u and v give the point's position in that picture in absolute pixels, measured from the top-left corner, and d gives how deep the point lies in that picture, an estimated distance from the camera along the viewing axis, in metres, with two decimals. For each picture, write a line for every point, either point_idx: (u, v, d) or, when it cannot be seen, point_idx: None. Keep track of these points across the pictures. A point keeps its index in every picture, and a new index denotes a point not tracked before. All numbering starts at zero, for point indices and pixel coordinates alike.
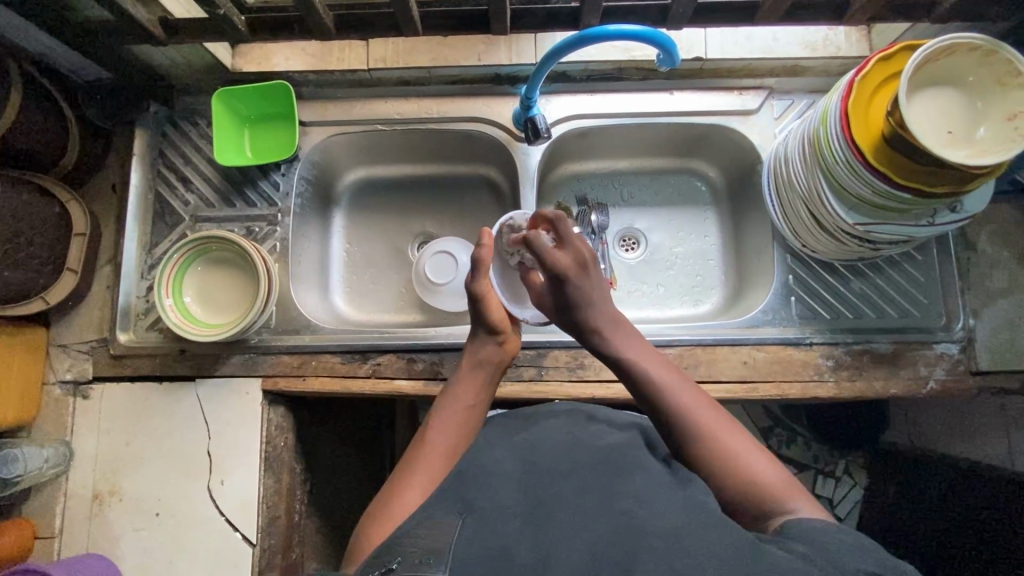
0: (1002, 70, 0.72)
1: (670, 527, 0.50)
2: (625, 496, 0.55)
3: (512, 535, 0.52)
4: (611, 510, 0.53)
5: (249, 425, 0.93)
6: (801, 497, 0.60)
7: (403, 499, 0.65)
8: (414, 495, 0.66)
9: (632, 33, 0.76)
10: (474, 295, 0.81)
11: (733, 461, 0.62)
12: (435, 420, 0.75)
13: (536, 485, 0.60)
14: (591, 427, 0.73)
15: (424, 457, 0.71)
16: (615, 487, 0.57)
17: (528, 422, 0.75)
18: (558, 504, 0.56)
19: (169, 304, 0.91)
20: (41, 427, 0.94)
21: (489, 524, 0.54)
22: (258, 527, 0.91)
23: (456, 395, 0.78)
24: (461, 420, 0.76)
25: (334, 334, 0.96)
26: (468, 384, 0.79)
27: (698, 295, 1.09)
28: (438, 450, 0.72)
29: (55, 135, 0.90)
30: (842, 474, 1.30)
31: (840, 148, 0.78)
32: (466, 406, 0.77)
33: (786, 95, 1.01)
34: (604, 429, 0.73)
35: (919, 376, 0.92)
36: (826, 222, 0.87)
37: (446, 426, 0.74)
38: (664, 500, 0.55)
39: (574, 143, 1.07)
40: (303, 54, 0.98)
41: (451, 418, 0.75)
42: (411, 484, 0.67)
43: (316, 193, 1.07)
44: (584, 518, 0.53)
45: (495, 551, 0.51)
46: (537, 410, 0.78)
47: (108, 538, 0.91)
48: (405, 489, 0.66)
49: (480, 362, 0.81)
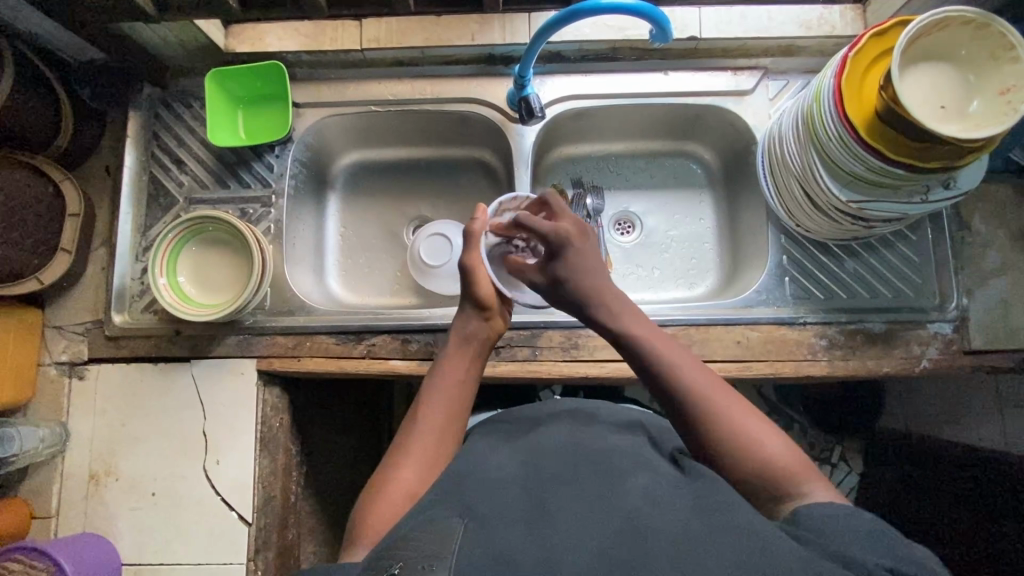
0: (995, 44, 0.72)
1: (679, 529, 0.50)
2: (630, 497, 0.55)
3: (518, 535, 0.51)
4: (615, 510, 0.53)
5: (245, 405, 0.93)
6: (815, 486, 0.60)
7: (399, 485, 0.63)
8: (410, 478, 0.64)
9: (626, 6, 0.76)
10: (465, 268, 0.79)
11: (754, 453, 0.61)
12: (428, 397, 0.72)
13: (539, 483, 0.59)
14: (594, 428, 0.71)
15: (416, 437, 0.68)
16: (619, 486, 0.57)
17: (531, 427, 0.73)
18: (562, 503, 0.55)
19: (163, 283, 0.91)
20: (38, 408, 0.94)
21: (496, 516, 0.54)
22: (254, 506, 0.91)
23: (449, 370, 0.75)
24: (453, 397, 0.72)
25: (329, 315, 0.97)
26: (458, 359, 0.76)
27: (693, 277, 1.09)
28: (432, 431, 0.69)
29: (47, 114, 0.90)
30: (838, 460, 1.30)
31: (833, 125, 0.78)
32: (459, 382, 0.74)
33: (781, 75, 1.01)
34: (610, 430, 0.71)
35: (912, 355, 0.92)
36: (819, 201, 0.87)
37: (440, 404, 0.71)
38: (672, 501, 0.54)
39: (570, 124, 1.06)
40: (296, 34, 0.98)
41: (445, 395, 0.72)
42: (405, 467, 0.65)
43: (311, 176, 1.07)
44: (587, 519, 0.52)
45: (501, 552, 0.49)
46: (537, 418, 0.75)
47: (105, 518, 0.92)
48: (400, 472, 0.64)
49: (469, 337, 0.78)
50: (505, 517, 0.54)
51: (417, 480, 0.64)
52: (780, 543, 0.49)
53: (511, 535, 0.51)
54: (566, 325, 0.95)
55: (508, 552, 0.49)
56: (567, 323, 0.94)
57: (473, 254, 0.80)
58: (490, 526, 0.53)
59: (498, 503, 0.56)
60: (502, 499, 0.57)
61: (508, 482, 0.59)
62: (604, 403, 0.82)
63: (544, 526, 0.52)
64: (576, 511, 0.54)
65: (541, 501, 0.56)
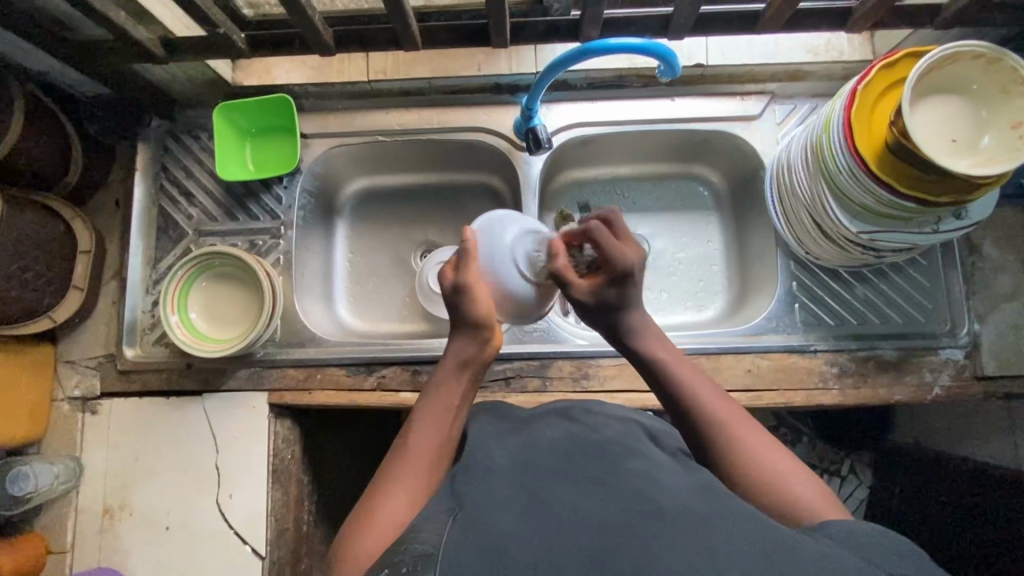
0: (1006, 78, 0.71)
1: (683, 510, 0.48)
2: (630, 482, 0.53)
3: (508, 525, 0.49)
4: (618, 496, 0.51)
5: (258, 439, 0.94)
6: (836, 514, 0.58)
7: (385, 516, 0.59)
8: (397, 507, 0.60)
9: (632, 46, 0.75)
10: (462, 287, 0.73)
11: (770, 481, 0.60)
12: (413, 428, 0.68)
13: (529, 472, 0.57)
14: (588, 425, 0.68)
15: (398, 469, 0.64)
16: (618, 478, 0.54)
17: (521, 426, 0.70)
18: (557, 486, 0.54)
19: (175, 321, 0.91)
20: (51, 443, 0.95)
21: (490, 507, 0.52)
22: (268, 540, 0.91)
23: (434, 402, 0.70)
24: (441, 422, 0.68)
25: (339, 347, 0.97)
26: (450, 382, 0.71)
27: (702, 300, 1.09)
28: (422, 458, 0.65)
29: (59, 152, 0.91)
30: (847, 473, 1.30)
31: (842, 157, 0.78)
32: (449, 409, 0.69)
33: (788, 100, 1.00)
34: (607, 426, 0.69)
35: (924, 382, 0.92)
36: (829, 231, 0.86)
37: (426, 433, 0.67)
38: (675, 488, 0.52)
39: (576, 150, 1.06)
40: (303, 66, 0.99)
41: (432, 422, 0.68)
42: (390, 498, 0.61)
43: (319, 204, 1.07)
44: (584, 508, 0.50)
45: (490, 544, 0.47)
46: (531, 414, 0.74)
47: (120, 552, 0.92)
48: (384, 502, 0.60)
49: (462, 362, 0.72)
50: (495, 509, 0.51)
51: (407, 510, 0.60)
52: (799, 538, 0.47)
53: (500, 524, 0.49)
54: (577, 355, 0.95)
55: (499, 542, 0.47)
56: (577, 352, 0.94)
57: (472, 267, 0.75)
58: (483, 515, 0.50)
59: (495, 491, 0.54)
60: (494, 490, 0.55)
61: (500, 474, 0.57)
62: (601, 402, 0.79)
63: (537, 514, 0.50)
64: (572, 496, 0.51)
65: (533, 490, 0.53)
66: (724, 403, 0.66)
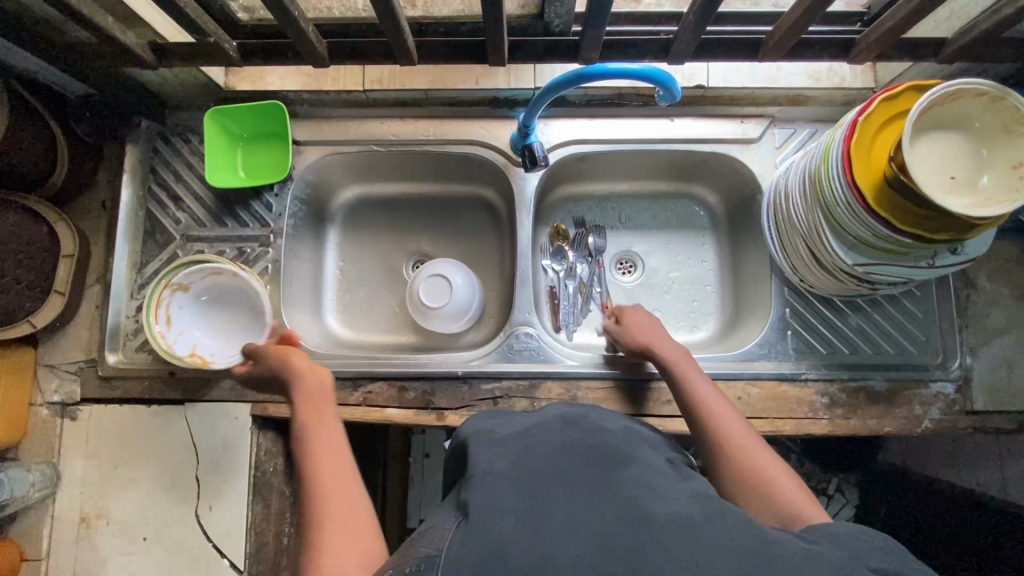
0: (1009, 117, 0.71)
1: (678, 515, 0.47)
2: (625, 484, 0.52)
3: (508, 527, 0.47)
4: (613, 497, 0.50)
5: (239, 451, 0.92)
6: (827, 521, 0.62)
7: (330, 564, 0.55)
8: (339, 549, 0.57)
9: (632, 72, 0.73)
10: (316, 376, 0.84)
11: (767, 483, 0.66)
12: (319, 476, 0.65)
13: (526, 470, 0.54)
14: (583, 423, 0.65)
15: (320, 515, 0.61)
16: (615, 477, 0.53)
17: (515, 425, 0.68)
18: (551, 483, 0.52)
19: (161, 331, 0.90)
20: (29, 449, 0.93)
21: (488, 511, 0.49)
22: (247, 554, 0.90)
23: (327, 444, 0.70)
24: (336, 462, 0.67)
25: (326, 360, 0.95)
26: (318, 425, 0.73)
27: (694, 321, 1.07)
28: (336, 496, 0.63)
29: (43, 152, 0.89)
30: (834, 492, 1.27)
31: (840, 188, 0.77)
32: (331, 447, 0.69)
33: (789, 123, 1.00)
34: (602, 426, 0.65)
35: (914, 415, 0.91)
36: (825, 261, 0.85)
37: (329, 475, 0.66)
38: (672, 493, 0.51)
39: (572, 166, 1.05)
40: (297, 73, 0.97)
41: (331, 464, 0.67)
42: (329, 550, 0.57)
43: (311, 211, 1.05)
44: (578, 511, 0.48)
45: (490, 548, 0.45)
46: (528, 418, 0.70)
47: (95, 561, 0.90)
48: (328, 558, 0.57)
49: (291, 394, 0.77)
50: (492, 511, 0.49)
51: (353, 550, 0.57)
52: (786, 541, 0.47)
53: (498, 524, 0.47)
54: (567, 376, 0.94)
55: (499, 547, 0.45)
56: (567, 374, 0.93)
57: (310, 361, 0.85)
58: (478, 521, 0.48)
59: (490, 490, 0.51)
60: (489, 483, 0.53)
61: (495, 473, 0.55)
62: (598, 407, 0.74)
63: (534, 518, 0.48)
64: (567, 497, 0.50)
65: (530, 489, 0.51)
66: (732, 420, 0.73)
